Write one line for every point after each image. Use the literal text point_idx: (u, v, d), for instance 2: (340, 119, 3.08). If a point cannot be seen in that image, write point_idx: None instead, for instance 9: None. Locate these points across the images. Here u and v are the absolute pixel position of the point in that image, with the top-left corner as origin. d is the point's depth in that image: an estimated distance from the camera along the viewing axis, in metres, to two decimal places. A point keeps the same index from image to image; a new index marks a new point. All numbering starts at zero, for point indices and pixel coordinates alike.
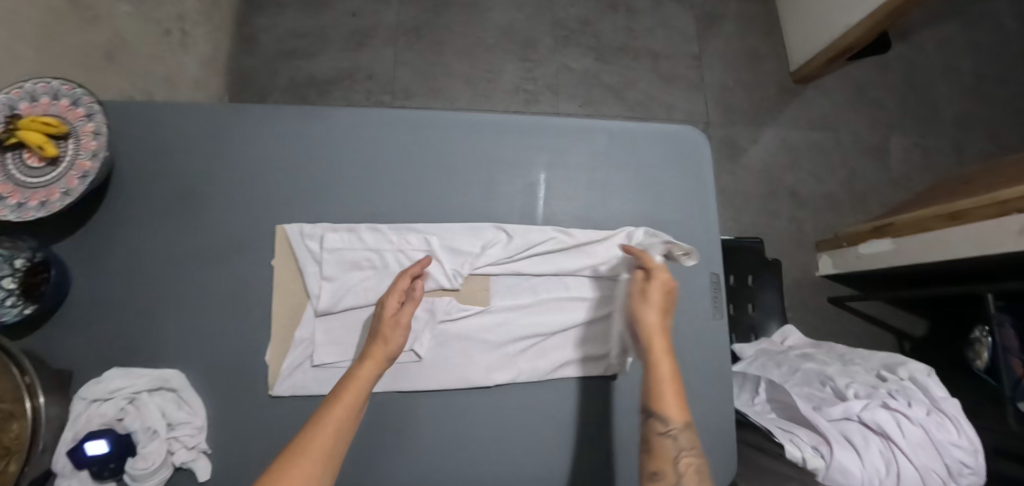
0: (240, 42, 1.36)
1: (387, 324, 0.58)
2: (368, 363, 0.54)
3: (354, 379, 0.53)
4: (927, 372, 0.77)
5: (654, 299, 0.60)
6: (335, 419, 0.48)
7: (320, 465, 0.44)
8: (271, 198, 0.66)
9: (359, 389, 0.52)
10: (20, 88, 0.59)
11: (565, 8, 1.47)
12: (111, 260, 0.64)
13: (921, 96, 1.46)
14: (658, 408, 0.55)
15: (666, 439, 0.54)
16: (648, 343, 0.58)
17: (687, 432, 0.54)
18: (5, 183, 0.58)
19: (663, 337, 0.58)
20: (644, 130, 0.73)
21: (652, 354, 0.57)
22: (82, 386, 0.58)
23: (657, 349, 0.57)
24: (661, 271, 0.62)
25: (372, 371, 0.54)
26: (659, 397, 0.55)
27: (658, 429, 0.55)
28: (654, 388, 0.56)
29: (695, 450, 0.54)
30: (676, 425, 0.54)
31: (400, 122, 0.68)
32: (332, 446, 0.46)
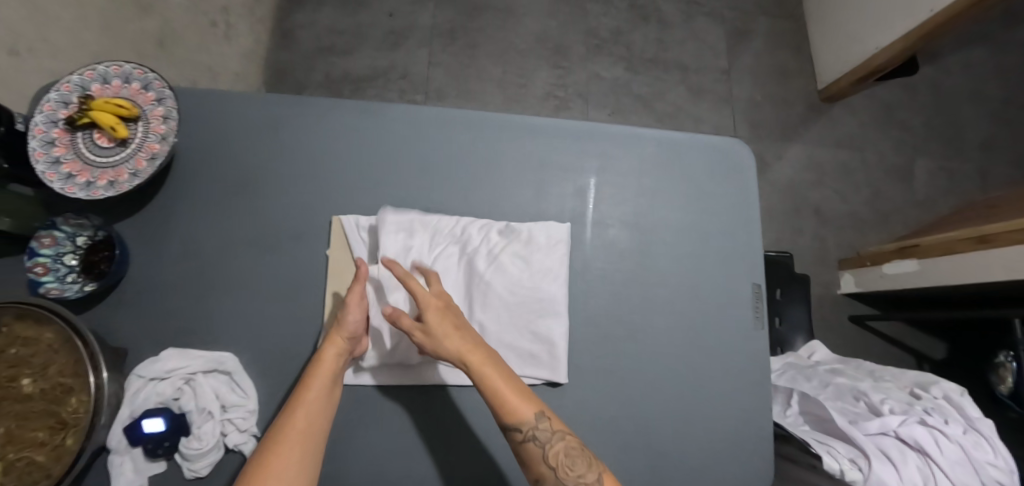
0: (278, 37, 1.38)
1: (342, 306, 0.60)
2: (330, 343, 0.58)
3: (321, 359, 0.57)
4: (960, 392, 0.78)
5: (444, 326, 0.57)
6: (309, 399, 0.53)
7: (299, 442, 0.50)
8: (329, 189, 0.67)
9: (327, 370, 0.56)
10: (93, 70, 0.61)
11: (598, 18, 1.49)
12: (170, 242, 0.65)
13: (947, 119, 1.47)
14: (512, 417, 0.53)
15: (531, 444, 0.53)
16: (465, 364, 0.55)
17: (543, 424, 0.53)
18: (75, 161, 0.59)
19: (476, 351, 0.56)
20: (692, 140, 0.75)
21: (472, 370, 0.55)
22: (139, 365, 0.59)
23: (474, 363, 0.55)
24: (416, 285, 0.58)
25: (335, 349, 0.58)
26: (505, 408, 0.53)
27: (518, 439, 0.53)
28: (497, 401, 0.54)
29: (562, 434, 0.53)
30: (530, 425, 0.53)
31: (458, 122, 0.70)
32: (312, 424, 0.52)
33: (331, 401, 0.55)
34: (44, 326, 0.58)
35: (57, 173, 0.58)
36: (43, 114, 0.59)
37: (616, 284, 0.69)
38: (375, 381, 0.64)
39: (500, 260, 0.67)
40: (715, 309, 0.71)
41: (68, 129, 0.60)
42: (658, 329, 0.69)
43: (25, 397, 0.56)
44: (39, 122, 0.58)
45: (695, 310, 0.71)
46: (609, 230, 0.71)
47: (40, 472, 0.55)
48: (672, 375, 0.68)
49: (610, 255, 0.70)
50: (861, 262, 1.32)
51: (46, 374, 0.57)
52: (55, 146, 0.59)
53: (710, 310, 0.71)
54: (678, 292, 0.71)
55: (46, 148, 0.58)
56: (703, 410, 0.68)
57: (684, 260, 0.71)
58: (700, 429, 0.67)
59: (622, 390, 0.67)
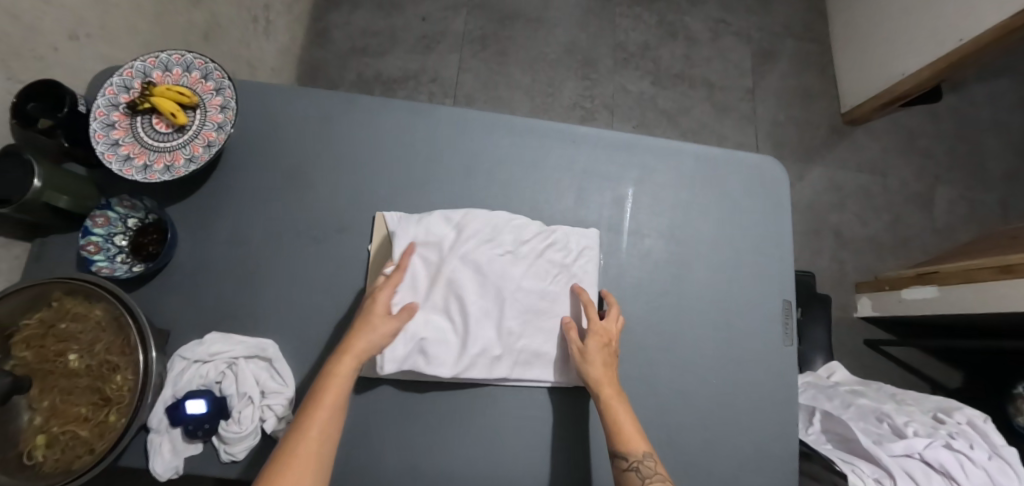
0: (313, 36, 1.41)
1: (369, 319, 0.57)
2: (346, 358, 0.54)
3: (333, 375, 0.52)
4: (984, 418, 0.78)
5: (599, 356, 0.62)
6: (318, 419, 0.49)
7: (309, 466, 0.46)
8: (376, 187, 0.69)
9: (339, 387, 0.52)
10: (155, 58, 0.62)
11: (627, 32, 1.51)
12: (218, 229, 0.66)
13: (969, 149, 1.48)
14: (622, 445, 0.57)
15: (631, 474, 0.55)
16: (597, 393, 0.60)
17: (648, 460, 0.55)
18: (133, 144, 0.61)
19: (610, 385, 0.60)
20: (731, 157, 0.76)
21: (604, 398, 0.59)
22: (183, 347, 0.61)
23: (609, 393, 0.59)
24: (613, 324, 0.64)
25: (350, 364, 0.53)
26: (620, 434, 0.57)
27: (623, 466, 0.56)
28: (614, 428, 0.58)
29: (663, 477, 0.55)
30: (637, 457, 0.56)
31: (503, 128, 0.72)
32: (319, 445, 0.48)
33: (339, 423, 0.51)
34: (94, 303, 0.58)
35: (116, 155, 0.60)
36: (105, 97, 0.60)
37: (651, 294, 0.70)
38: (411, 378, 0.64)
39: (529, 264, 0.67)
40: (745, 323, 0.72)
41: (128, 113, 0.61)
42: (690, 340, 0.70)
43: (72, 372, 0.57)
44: (101, 105, 0.60)
45: (726, 324, 0.71)
46: (645, 240, 0.72)
47: (83, 446, 0.56)
48: (701, 385, 0.69)
49: (645, 263, 0.71)
50: (879, 285, 1.32)
51: (93, 350, 0.58)
52: (115, 129, 0.60)
53: (740, 324, 0.72)
54: (710, 305, 0.72)
55: (106, 131, 0.60)
56: (730, 424, 0.68)
57: (715, 273, 0.72)
58: (726, 442, 0.68)
59: (652, 398, 0.67)
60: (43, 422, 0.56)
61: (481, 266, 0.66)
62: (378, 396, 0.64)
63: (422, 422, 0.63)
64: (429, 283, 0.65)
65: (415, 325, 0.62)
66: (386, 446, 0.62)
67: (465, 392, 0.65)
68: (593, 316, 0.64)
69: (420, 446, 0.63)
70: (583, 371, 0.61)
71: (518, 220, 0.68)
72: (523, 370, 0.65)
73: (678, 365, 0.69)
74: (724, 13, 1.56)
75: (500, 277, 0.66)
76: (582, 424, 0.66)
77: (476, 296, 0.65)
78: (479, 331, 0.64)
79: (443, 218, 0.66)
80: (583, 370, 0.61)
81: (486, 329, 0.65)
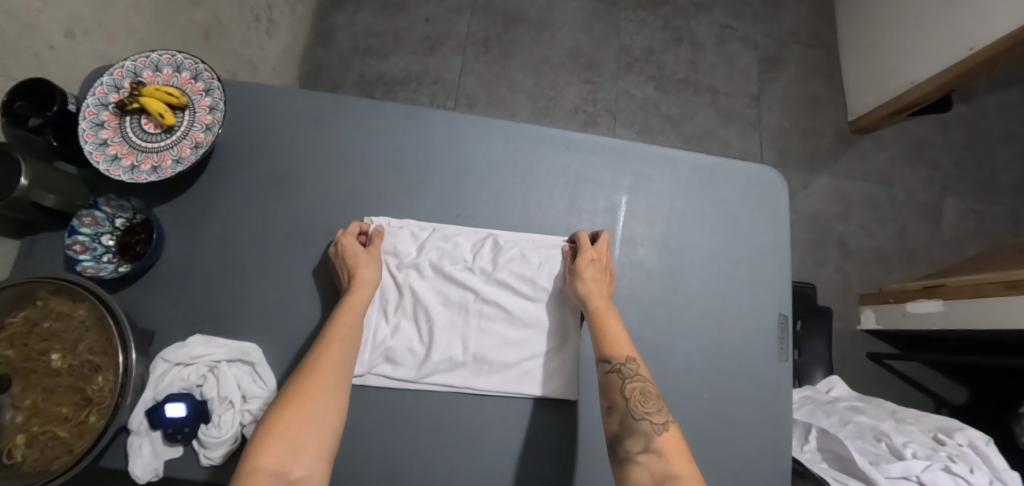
0: (317, 36, 1.41)
1: (357, 258, 0.62)
2: (357, 289, 0.61)
3: (346, 307, 0.59)
4: (987, 440, 0.75)
5: (590, 270, 0.64)
6: (338, 338, 0.57)
7: (330, 380, 0.53)
8: (369, 189, 0.69)
9: (353, 314, 0.59)
10: (146, 57, 0.62)
11: (632, 36, 1.50)
12: (206, 231, 0.66)
13: (979, 161, 1.45)
14: (608, 350, 0.59)
15: (613, 376, 0.57)
16: (588, 304, 0.62)
17: (632, 364, 0.57)
18: (122, 144, 0.60)
19: (601, 299, 0.62)
20: (728, 167, 0.75)
21: (594, 310, 0.62)
22: (165, 349, 0.61)
23: (600, 305, 0.62)
24: (603, 246, 0.66)
25: (364, 295, 0.61)
26: (607, 340, 0.59)
27: (606, 368, 0.58)
28: (602, 335, 0.60)
29: (645, 379, 0.57)
30: (619, 360, 0.58)
31: (498, 131, 0.71)
32: (339, 360, 0.55)
33: (355, 343, 0.58)
34: (77, 303, 0.58)
35: (104, 154, 0.59)
36: (95, 97, 0.60)
37: (642, 305, 0.69)
38: (391, 389, 0.63)
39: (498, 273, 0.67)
40: (738, 337, 0.70)
41: (117, 113, 0.61)
42: (681, 352, 0.68)
43: (54, 371, 0.57)
44: (91, 104, 0.60)
45: (719, 338, 0.70)
46: (638, 249, 0.71)
47: (61, 446, 0.55)
48: (692, 399, 0.67)
49: (638, 272, 0.70)
50: (884, 298, 1.29)
51: (76, 350, 0.58)
52: (103, 128, 0.60)
53: (733, 337, 0.70)
54: (705, 316, 0.70)
55: (95, 130, 0.60)
56: (719, 440, 0.67)
57: (710, 283, 0.71)
58: (716, 458, 0.66)
59: None
60: (24, 421, 0.56)
61: (462, 274, 0.67)
62: (360, 405, 0.62)
63: (404, 430, 0.62)
64: (397, 295, 0.66)
65: (386, 334, 0.64)
66: (366, 456, 0.61)
67: (448, 402, 0.64)
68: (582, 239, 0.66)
69: (402, 454, 0.61)
70: (575, 286, 0.64)
71: (481, 231, 0.69)
72: (487, 377, 0.64)
73: (668, 378, 0.67)
74: (731, 19, 1.54)
75: (480, 289, 0.67)
76: (568, 439, 0.64)
77: (442, 307, 0.66)
78: (443, 339, 0.65)
79: (409, 231, 0.67)
80: (574, 285, 0.64)
81: (467, 337, 0.65)
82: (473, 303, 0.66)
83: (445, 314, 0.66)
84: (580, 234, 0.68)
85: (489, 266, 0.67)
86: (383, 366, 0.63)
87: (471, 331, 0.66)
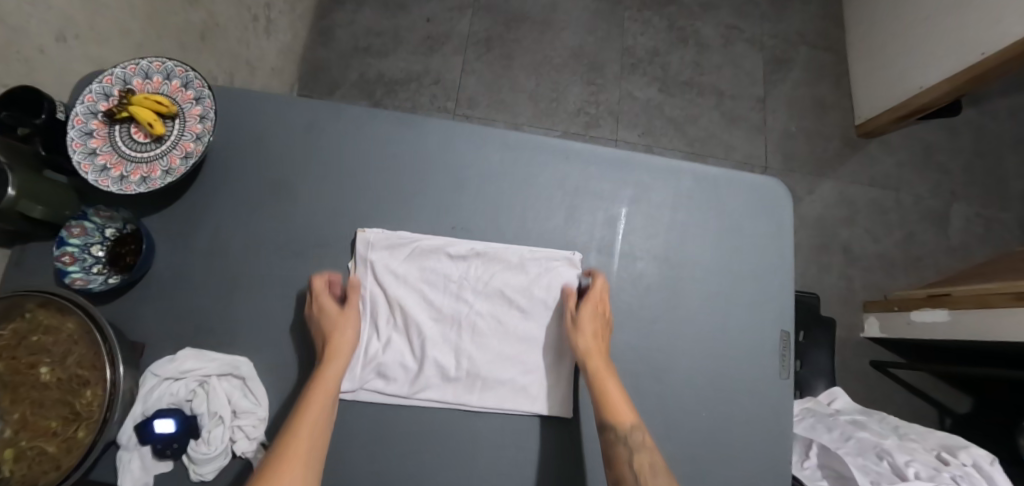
0: (317, 35, 1.40)
1: (335, 324, 0.60)
2: (342, 343, 0.59)
3: (321, 381, 0.56)
4: (991, 460, 0.74)
5: (590, 328, 0.62)
6: (318, 408, 0.54)
7: (317, 442, 0.52)
8: (362, 201, 0.67)
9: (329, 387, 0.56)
10: (135, 65, 0.61)
11: (635, 36, 1.47)
12: (198, 241, 0.65)
13: (988, 166, 1.42)
14: (611, 417, 0.57)
15: (619, 446, 0.55)
16: (586, 364, 0.60)
17: (636, 432, 0.56)
18: (111, 154, 0.59)
19: (598, 357, 0.61)
20: (730, 178, 0.73)
21: (593, 370, 0.60)
22: (155, 363, 0.60)
23: (597, 366, 0.60)
24: (596, 298, 0.64)
25: (339, 367, 0.58)
26: (610, 407, 0.57)
27: (610, 438, 0.56)
28: (603, 400, 0.58)
29: (651, 448, 0.55)
30: (624, 429, 0.56)
31: (496, 140, 0.70)
32: (325, 421, 0.54)
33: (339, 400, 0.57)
34: (66, 316, 0.57)
35: (92, 164, 0.58)
36: (83, 105, 0.59)
37: (640, 320, 0.68)
38: (383, 404, 0.62)
39: (492, 287, 0.66)
40: (739, 354, 0.69)
41: (106, 121, 0.60)
42: (679, 368, 0.67)
43: (43, 385, 0.56)
44: (80, 113, 0.59)
45: (719, 355, 0.68)
46: (637, 262, 0.69)
47: (48, 462, 0.54)
48: (691, 416, 0.66)
49: (637, 286, 0.68)
50: (888, 305, 1.27)
51: (65, 364, 0.57)
52: (92, 138, 0.59)
53: (732, 353, 0.69)
54: (705, 332, 0.69)
55: (83, 139, 0.59)
56: (718, 458, 0.66)
57: (710, 299, 0.69)
58: (714, 476, 0.65)
59: None
60: (13, 436, 0.54)
61: (457, 289, 0.66)
62: (353, 420, 0.62)
63: (397, 446, 0.61)
64: (389, 309, 0.66)
65: (377, 349, 0.64)
66: (359, 472, 0.60)
67: (442, 417, 0.63)
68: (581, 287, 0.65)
69: (395, 472, 0.61)
70: (574, 342, 0.62)
71: (476, 242, 0.67)
72: (481, 394, 0.63)
73: (667, 395, 0.66)
74: (737, 20, 1.51)
75: (474, 304, 0.66)
76: (564, 455, 0.63)
77: (435, 322, 0.65)
78: (436, 354, 0.64)
79: (402, 242, 0.66)
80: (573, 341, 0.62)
81: (459, 353, 0.64)
82: (467, 316, 0.65)
83: (439, 329, 0.65)
84: (594, 274, 0.67)
85: (484, 282, 0.66)
86: (375, 382, 0.62)
87: (463, 346, 0.65)
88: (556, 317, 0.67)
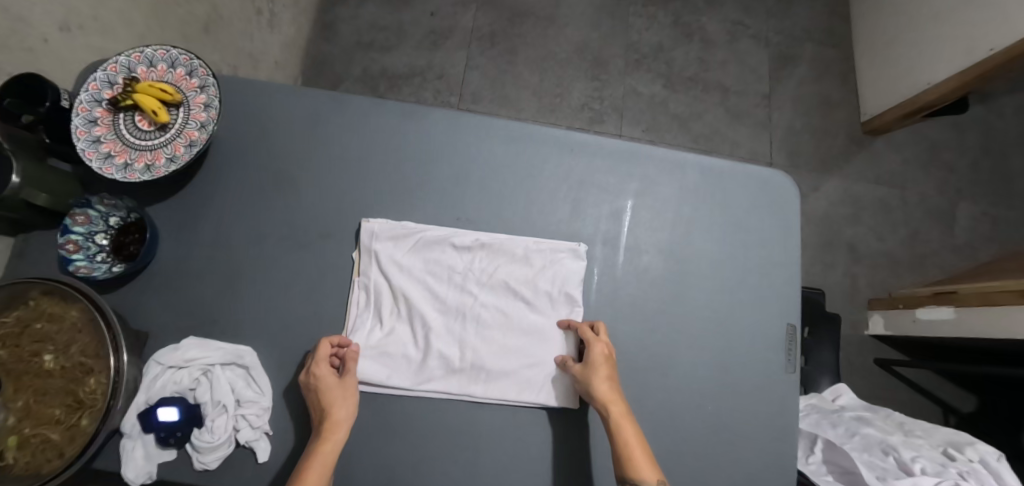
0: (320, 29, 1.39)
1: (331, 394, 0.56)
2: (342, 402, 0.57)
3: (316, 457, 0.53)
4: (998, 456, 0.73)
5: (605, 376, 0.59)
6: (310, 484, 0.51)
7: None
8: (366, 191, 0.67)
9: (326, 461, 0.53)
10: (140, 53, 0.60)
11: (640, 32, 1.46)
12: (201, 232, 0.65)
13: (995, 164, 1.41)
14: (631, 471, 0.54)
15: None
16: (605, 411, 0.57)
17: None
18: (115, 142, 0.59)
19: (618, 407, 0.58)
20: (736, 171, 0.72)
21: (612, 417, 0.57)
22: (159, 351, 0.59)
23: (617, 415, 0.57)
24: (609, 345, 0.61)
25: (338, 440, 0.55)
26: (630, 460, 0.55)
27: None
28: (624, 451, 0.55)
29: None
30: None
31: (500, 132, 0.69)
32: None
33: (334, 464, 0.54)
34: (70, 304, 0.57)
35: (97, 152, 0.58)
36: (88, 92, 0.58)
37: (645, 313, 0.67)
38: (387, 394, 0.62)
39: (496, 279, 0.66)
40: (744, 348, 0.68)
41: (111, 109, 0.60)
42: (684, 362, 0.67)
43: (47, 372, 0.56)
44: (84, 101, 0.58)
45: (724, 348, 0.68)
46: (642, 256, 0.69)
47: (53, 450, 0.54)
48: (696, 409, 0.66)
49: (641, 278, 0.68)
50: (893, 303, 1.26)
51: (68, 352, 0.56)
52: (96, 126, 0.59)
53: (737, 347, 0.68)
54: (709, 325, 0.68)
55: (88, 127, 0.58)
56: (723, 452, 0.65)
57: (716, 292, 0.69)
58: (719, 470, 0.65)
59: (644, 426, 0.64)
60: (16, 423, 0.54)
61: (460, 282, 0.66)
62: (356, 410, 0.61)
63: (400, 438, 0.61)
64: (393, 300, 0.65)
65: (381, 340, 0.64)
66: (362, 462, 0.60)
67: (446, 409, 0.62)
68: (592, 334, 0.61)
69: (398, 463, 0.60)
70: (588, 391, 0.59)
71: (479, 234, 0.67)
72: (485, 386, 0.63)
73: (672, 388, 0.66)
74: (743, 16, 1.50)
75: (479, 297, 0.66)
76: (567, 447, 0.63)
77: (439, 313, 0.65)
78: (440, 346, 0.64)
79: (406, 233, 0.66)
80: (588, 391, 0.59)
81: (463, 346, 0.64)
82: (472, 307, 0.65)
83: (443, 322, 0.65)
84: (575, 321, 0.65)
85: (488, 275, 0.66)
86: (378, 373, 0.62)
87: (467, 338, 0.64)
88: (561, 310, 0.67)
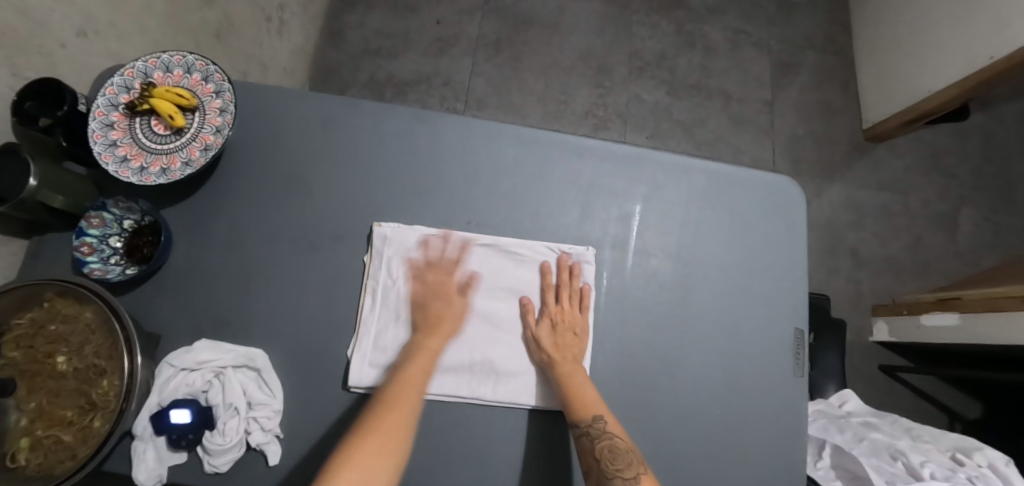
0: (328, 36, 1.41)
1: (447, 304, 0.64)
2: (457, 308, 0.64)
3: (427, 349, 0.60)
4: (1006, 461, 0.74)
5: (552, 332, 0.64)
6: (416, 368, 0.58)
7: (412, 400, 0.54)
8: (377, 195, 0.68)
9: (429, 358, 0.60)
10: (157, 58, 0.61)
11: (644, 40, 1.48)
12: (214, 235, 0.65)
13: (997, 170, 1.42)
14: (575, 412, 0.58)
15: (584, 439, 0.56)
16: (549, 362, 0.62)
17: (599, 424, 0.57)
18: (131, 146, 0.60)
19: (561, 355, 0.62)
20: (743, 176, 0.73)
21: (556, 369, 0.61)
22: (172, 354, 0.60)
23: (559, 362, 0.62)
24: (558, 302, 0.66)
25: (440, 342, 0.62)
26: (574, 403, 0.59)
27: (575, 433, 0.57)
28: (567, 396, 0.59)
29: (615, 436, 0.56)
30: (587, 422, 0.57)
31: (511, 137, 0.70)
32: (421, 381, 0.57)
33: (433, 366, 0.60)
34: (84, 305, 0.57)
35: (112, 155, 0.59)
36: (105, 97, 0.59)
37: (653, 318, 0.68)
38: None
39: (505, 283, 0.67)
40: (752, 353, 0.69)
41: (127, 113, 0.60)
42: (693, 367, 0.67)
43: (60, 374, 0.56)
44: (101, 105, 0.59)
45: (732, 353, 0.68)
46: (651, 259, 0.69)
47: (65, 451, 0.54)
48: (707, 414, 0.66)
49: (650, 280, 0.68)
50: (897, 309, 1.26)
51: (82, 353, 0.56)
52: (113, 129, 0.60)
53: (744, 351, 0.68)
54: (717, 329, 0.68)
55: (105, 131, 0.59)
56: (732, 456, 0.65)
57: (723, 296, 0.69)
58: (728, 474, 0.65)
59: (654, 431, 0.64)
60: (28, 424, 0.54)
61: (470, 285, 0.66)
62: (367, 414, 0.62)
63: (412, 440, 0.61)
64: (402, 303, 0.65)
65: (389, 342, 0.63)
66: None
67: (456, 412, 0.63)
68: (550, 299, 0.66)
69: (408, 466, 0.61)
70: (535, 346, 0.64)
71: (490, 239, 0.67)
72: (496, 388, 0.63)
73: (681, 392, 0.66)
74: (745, 24, 1.52)
75: (490, 300, 0.66)
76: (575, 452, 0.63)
77: None
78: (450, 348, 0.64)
79: (418, 237, 0.66)
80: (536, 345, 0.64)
81: (475, 350, 0.64)
82: (481, 310, 0.66)
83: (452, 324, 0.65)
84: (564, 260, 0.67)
85: (497, 278, 0.67)
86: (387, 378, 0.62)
87: (477, 340, 0.64)
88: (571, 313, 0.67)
